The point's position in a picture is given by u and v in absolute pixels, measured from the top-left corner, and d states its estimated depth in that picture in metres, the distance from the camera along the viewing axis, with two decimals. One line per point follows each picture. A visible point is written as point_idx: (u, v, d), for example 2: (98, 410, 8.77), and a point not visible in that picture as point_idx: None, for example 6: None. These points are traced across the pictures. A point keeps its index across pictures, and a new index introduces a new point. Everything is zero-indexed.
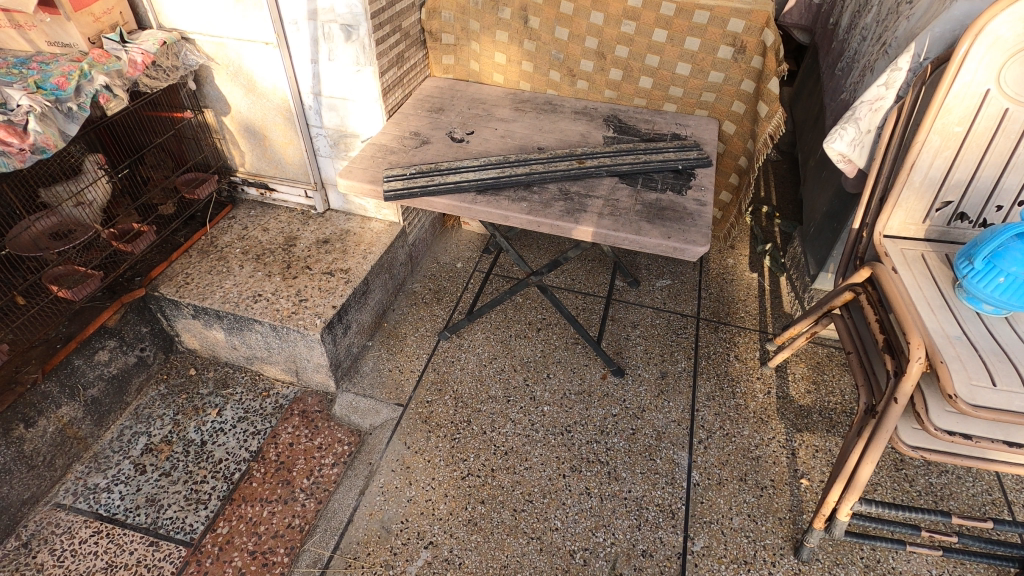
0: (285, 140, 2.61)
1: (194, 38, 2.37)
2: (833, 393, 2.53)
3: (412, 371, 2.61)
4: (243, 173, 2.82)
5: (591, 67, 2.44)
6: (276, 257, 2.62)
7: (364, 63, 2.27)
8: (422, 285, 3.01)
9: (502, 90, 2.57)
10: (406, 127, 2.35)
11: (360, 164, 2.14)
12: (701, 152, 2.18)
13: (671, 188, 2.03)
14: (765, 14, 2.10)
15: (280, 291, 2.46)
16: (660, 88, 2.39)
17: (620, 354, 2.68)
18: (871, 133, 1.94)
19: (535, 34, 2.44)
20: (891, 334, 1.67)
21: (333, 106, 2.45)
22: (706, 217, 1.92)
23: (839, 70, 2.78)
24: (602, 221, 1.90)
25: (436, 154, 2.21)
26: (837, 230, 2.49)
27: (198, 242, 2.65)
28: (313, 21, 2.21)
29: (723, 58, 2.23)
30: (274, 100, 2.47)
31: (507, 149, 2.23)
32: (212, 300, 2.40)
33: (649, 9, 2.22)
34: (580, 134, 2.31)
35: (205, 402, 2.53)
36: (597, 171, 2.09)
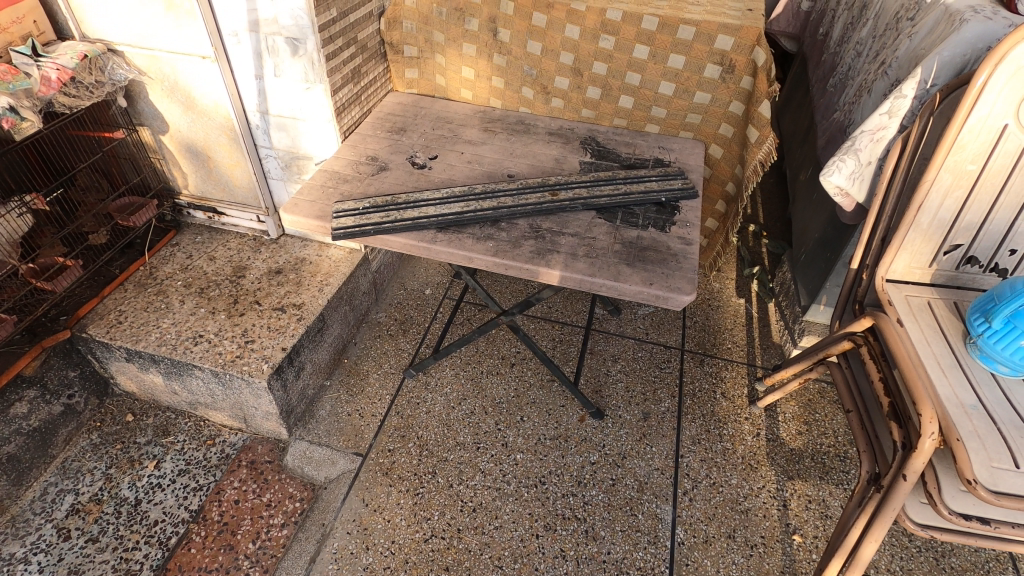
0: (230, 161, 2.37)
1: (122, 50, 2.10)
2: (826, 435, 2.37)
3: (374, 415, 2.38)
4: (187, 196, 2.59)
5: (566, 84, 2.22)
6: (221, 291, 2.38)
7: (314, 80, 2.03)
8: (387, 314, 2.79)
9: (470, 108, 2.35)
10: (362, 150, 2.13)
11: (308, 195, 1.91)
12: (686, 180, 1.99)
13: (653, 223, 1.84)
14: (756, 30, 1.90)
15: (224, 331, 2.22)
16: (641, 107, 2.19)
17: (599, 394, 2.49)
18: (872, 165, 1.76)
19: (506, 47, 2.21)
20: (898, 398, 1.50)
21: (283, 126, 2.22)
22: (693, 260, 1.72)
23: (833, 88, 2.59)
24: (577, 264, 1.70)
25: (394, 182, 1.98)
26: (831, 261, 2.32)
27: (136, 274, 2.41)
28: (255, 33, 1.96)
29: (710, 77, 2.03)
30: (216, 118, 2.22)
31: (473, 177, 2.02)
32: (147, 342, 2.16)
33: (630, 23, 2.00)
34: (555, 159, 2.11)
35: (141, 452, 2.29)
36: (572, 204, 1.88)
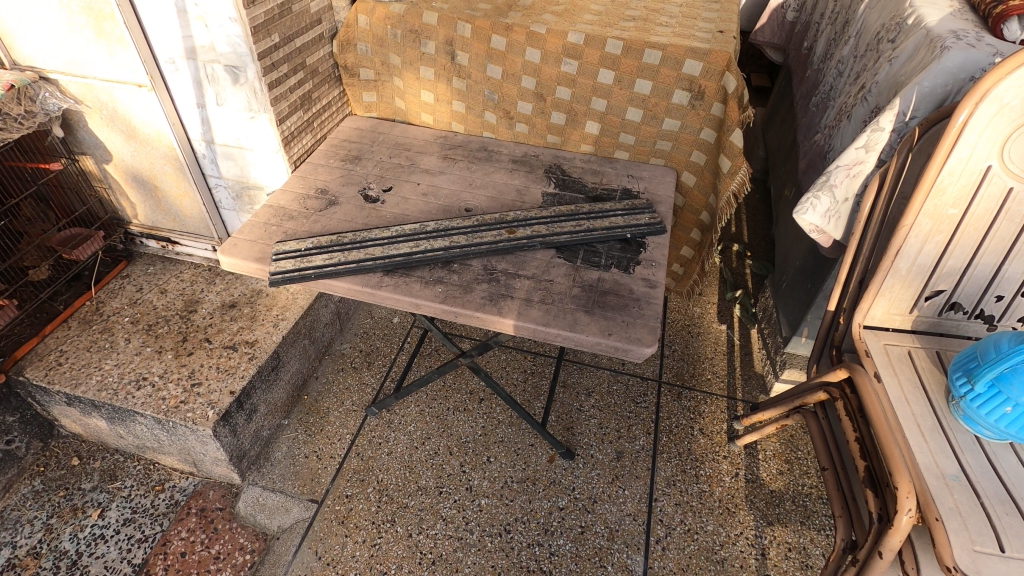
0: (178, 191, 2.25)
1: (56, 78, 1.98)
2: (808, 475, 2.25)
3: (332, 457, 2.26)
4: (138, 226, 2.48)
5: (529, 109, 2.10)
6: (170, 327, 2.26)
7: (258, 109, 1.91)
8: (352, 345, 2.68)
9: (430, 133, 2.23)
10: (312, 182, 2.00)
11: (248, 234, 1.79)
12: (653, 214, 1.87)
13: (616, 263, 1.72)
14: (726, 55, 1.78)
15: (169, 373, 2.10)
16: (609, 134, 2.07)
17: (570, 431, 2.37)
18: (848, 202, 1.64)
19: (464, 71, 2.08)
20: (874, 461, 1.38)
21: (230, 155, 2.10)
22: (656, 306, 1.60)
23: (814, 108, 2.47)
24: (531, 311, 1.58)
25: (343, 218, 1.86)
26: (811, 292, 2.21)
27: (81, 309, 2.28)
28: (192, 60, 1.84)
29: (679, 104, 1.91)
30: (159, 148, 2.10)
31: (428, 212, 1.90)
32: (87, 387, 2.04)
33: (593, 47, 1.88)
34: (516, 190, 1.99)
35: (85, 500, 2.16)
36: (530, 242, 1.75)
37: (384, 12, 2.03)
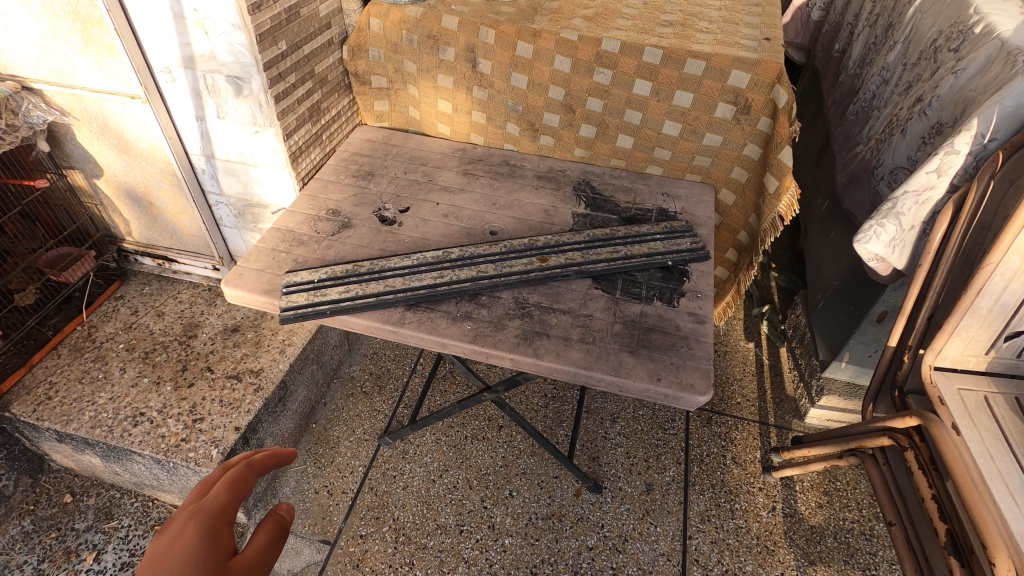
0: (176, 209, 2.09)
1: (40, 88, 1.81)
2: (849, 508, 2.13)
3: (344, 492, 2.12)
4: (131, 243, 2.31)
5: (556, 121, 1.94)
6: (168, 355, 2.10)
7: (263, 123, 1.75)
8: (362, 368, 2.54)
9: (447, 146, 2.08)
10: (323, 201, 1.84)
11: (255, 263, 1.63)
12: (695, 238, 1.73)
13: (658, 295, 1.58)
14: (776, 66, 1.62)
15: (168, 408, 1.94)
16: (642, 148, 1.92)
17: (596, 461, 2.24)
18: (914, 229, 1.50)
19: (486, 79, 1.92)
20: (957, 524, 1.26)
21: (232, 171, 1.93)
22: (706, 345, 1.46)
23: (854, 117, 2.33)
24: (570, 352, 1.43)
25: (358, 243, 1.71)
26: (854, 316, 2.08)
27: (72, 336, 2.12)
28: (190, 70, 1.67)
29: (722, 118, 1.76)
30: (155, 163, 1.94)
31: (449, 235, 1.75)
32: (79, 424, 1.88)
33: (629, 55, 1.72)
34: (544, 210, 1.84)
35: (80, 542, 2.00)
36: (564, 271, 1.61)
37: (399, 16, 1.87)
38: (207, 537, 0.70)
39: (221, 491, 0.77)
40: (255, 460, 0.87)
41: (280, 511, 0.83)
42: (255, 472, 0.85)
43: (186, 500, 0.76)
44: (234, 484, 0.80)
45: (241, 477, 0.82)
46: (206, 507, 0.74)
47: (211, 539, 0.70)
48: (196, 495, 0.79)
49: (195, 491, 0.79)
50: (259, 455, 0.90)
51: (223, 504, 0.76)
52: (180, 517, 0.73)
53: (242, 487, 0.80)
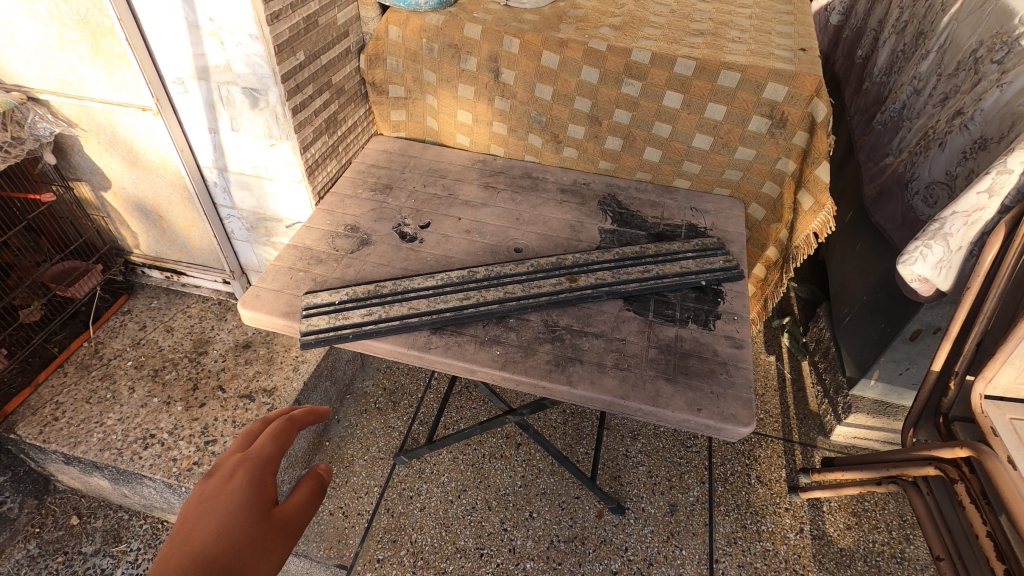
0: (186, 222, 2.02)
1: (46, 99, 1.74)
2: (878, 530, 2.07)
3: (360, 514, 2.06)
4: (139, 256, 2.25)
5: (581, 133, 1.88)
6: (178, 373, 2.04)
7: (280, 136, 1.69)
8: (375, 383, 2.48)
9: (467, 158, 2.01)
10: (340, 216, 1.78)
11: (272, 283, 1.57)
12: (728, 257, 1.67)
13: (693, 318, 1.52)
14: (815, 79, 1.56)
15: (179, 429, 1.88)
16: (670, 161, 1.86)
17: (618, 481, 2.18)
18: (961, 250, 1.44)
19: (509, 90, 1.86)
20: (1015, 563, 1.21)
21: (245, 184, 1.87)
22: (746, 372, 1.40)
23: (881, 126, 2.27)
24: (605, 379, 1.37)
25: (378, 261, 1.65)
26: (885, 333, 2.02)
27: (78, 352, 2.06)
28: (205, 81, 1.61)
29: (756, 131, 1.70)
30: (166, 175, 1.87)
31: (473, 252, 1.68)
32: (88, 447, 1.81)
33: (660, 66, 1.66)
34: (570, 226, 1.78)
35: (86, 567, 1.93)
36: (595, 292, 1.55)
37: (419, 24, 1.80)
38: (256, 481, 0.83)
39: (268, 443, 0.91)
40: (294, 416, 1.02)
41: (318, 470, 0.97)
42: (295, 426, 1.00)
43: (234, 448, 0.89)
44: (277, 437, 0.93)
45: (283, 432, 0.95)
46: (254, 457, 0.87)
47: (259, 483, 0.83)
48: (242, 444, 0.92)
49: (241, 442, 0.92)
50: (297, 411, 1.04)
51: (268, 455, 0.88)
52: (231, 462, 0.86)
53: (283, 439, 0.94)
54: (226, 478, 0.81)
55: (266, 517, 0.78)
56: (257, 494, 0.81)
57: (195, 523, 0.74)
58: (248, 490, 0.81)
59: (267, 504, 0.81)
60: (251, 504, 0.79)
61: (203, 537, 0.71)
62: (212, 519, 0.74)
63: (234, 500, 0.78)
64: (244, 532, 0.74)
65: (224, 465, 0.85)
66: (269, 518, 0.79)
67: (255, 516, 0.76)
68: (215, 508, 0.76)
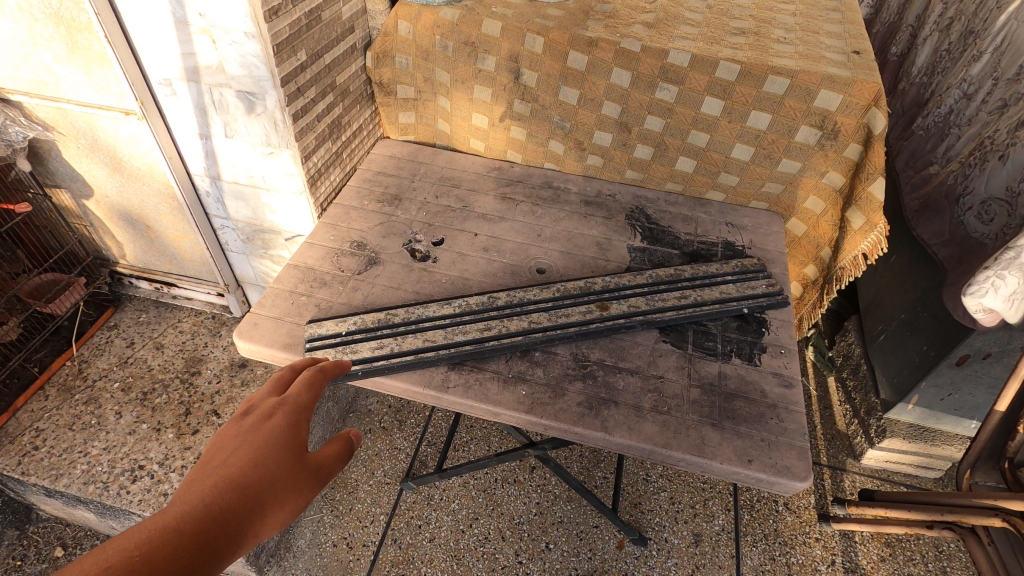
0: (176, 232, 1.87)
1: (18, 101, 1.57)
2: (914, 562, 1.95)
3: (365, 545, 1.93)
4: (126, 266, 2.10)
5: (608, 141, 1.73)
6: (169, 396, 1.89)
7: (278, 144, 1.53)
8: (380, 400, 2.35)
9: (481, 166, 1.86)
10: (345, 232, 1.63)
11: (271, 309, 1.42)
12: (771, 280, 1.52)
13: (736, 352, 1.38)
14: (874, 86, 1.41)
15: (170, 460, 1.73)
16: (705, 172, 1.71)
17: (638, 508, 2.06)
18: None
19: (530, 92, 1.70)
20: None
21: (241, 195, 1.71)
22: (798, 416, 1.26)
23: (923, 132, 2.12)
24: (643, 425, 1.23)
25: (388, 283, 1.50)
26: (928, 356, 1.89)
27: (60, 373, 1.91)
28: (195, 83, 1.44)
29: (803, 142, 1.55)
30: (153, 184, 1.71)
31: (492, 274, 1.54)
32: (70, 480, 1.66)
33: (699, 69, 1.51)
34: (596, 243, 1.63)
35: None
36: (629, 321, 1.40)
37: (433, 19, 1.64)
38: (290, 425, 0.79)
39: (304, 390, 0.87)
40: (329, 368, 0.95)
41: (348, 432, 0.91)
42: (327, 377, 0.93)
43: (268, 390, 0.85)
44: (310, 384, 0.88)
45: (316, 377, 0.90)
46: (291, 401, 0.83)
47: (294, 427, 0.79)
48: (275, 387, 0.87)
49: (275, 384, 0.87)
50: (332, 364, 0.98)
51: (304, 401, 0.84)
52: (264, 404, 0.82)
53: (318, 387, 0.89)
54: (259, 419, 0.77)
55: (296, 461, 0.74)
56: (291, 438, 0.77)
57: (226, 456, 0.71)
58: (283, 435, 0.76)
59: (299, 446, 0.77)
60: (282, 449, 0.75)
61: (234, 468, 0.68)
62: (242, 455, 0.71)
63: (266, 442, 0.74)
64: (275, 472, 0.71)
65: (257, 406, 0.81)
66: (301, 460, 0.75)
67: (286, 456, 0.73)
68: (245, 444, 0.73)
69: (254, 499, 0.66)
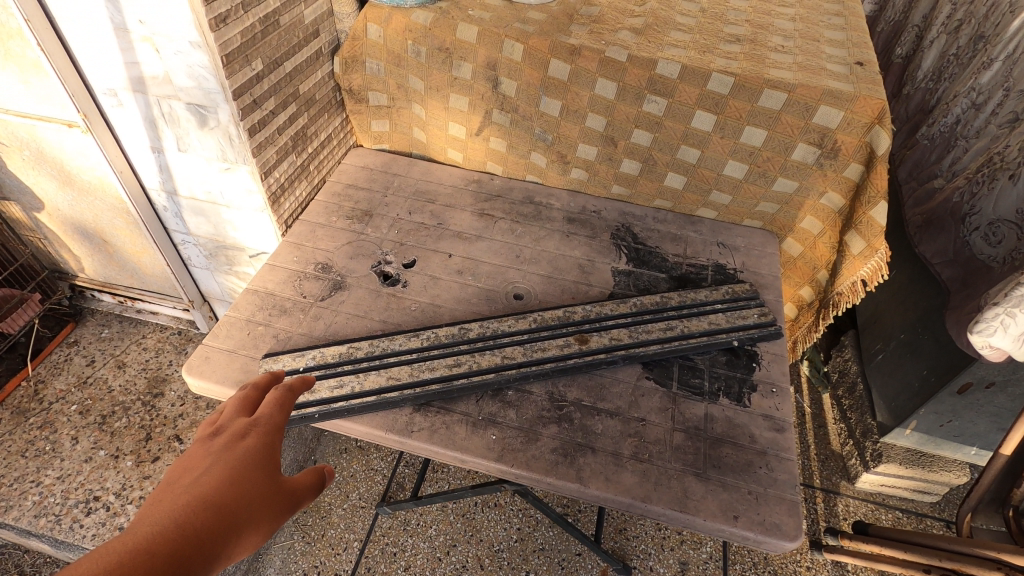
0: (135, 247, 1.76)
1: None
2: None
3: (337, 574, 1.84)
4: (86, 280, 1.99)
5: (593, 154, 1.62)
6: (130, 420, 1.79)
7: (235, 159, 1.41)
8: None
9: (459, 178, 1.75)
10: (310, 252, 1.52)
11: (225, 341, 1.32)
12: (763, 309, 1.42)
13: (725, 390, 1.28)
14: (878, 103, 1.30)
15: (128, 490, 1.64)
16: (696, 190, 1.60)
17: (623, 535, 1.97)
18: None
19: (509, 102, 1.58)
20: None
21: (200, 210, 1.60)
22: (790, 465, 1.17)
23: (927, 142, 2.02)
24: (622, 476, 1.14)
25: (353, 311, 1.40)
26: (928, 381, 1.80)
27: (14, 395, 1.81)
28: (142, 94, 1.33)
29: (800, 160, 1.44)
30: (106, 199, 1.60)
31: (466, 300, 1.44)
32: (20, 513, 1.57)
33: (690, 82, 1.39)
34: (578, 265, 1.53)
35: None
36: (610, 357, 1.31)
37: (404, 22, 1.52)
38: (266, 445, 0.71)
39: (276, 406, 0.78)
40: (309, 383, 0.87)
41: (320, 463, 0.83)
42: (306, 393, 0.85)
43: (238, 409, 0.75)
44: (284, 404, 0.79)
45: (292, 395, 0.80)
46: (263, 420, 0.74)
47: (268, 453, 0.70)
48: (244, 406, 0.77)
49: (243, 403, 0.78)
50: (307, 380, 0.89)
51: (279, 420, 0.76)
52: (234, 425, 0.72)
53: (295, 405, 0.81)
54: (230, 440, 0.68)
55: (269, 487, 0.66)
56: (267, 461, 0.69)
57: (191, 480, 0.62)
58: (257, 456, 0.69)
59: (273, 471, 0.69)
60: (257, 471, 0.67)
61: (201, 495, 0.60)
62: (211, 479, 0.62)
63: (240, 461, 0.66)
64: (244, 503, 0.63)
65: (227, 427, 0.72)
66: (273, 494, 0.66)
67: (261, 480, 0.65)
68: (213, 468, 0.64)
69: (222, 530, 0.58)
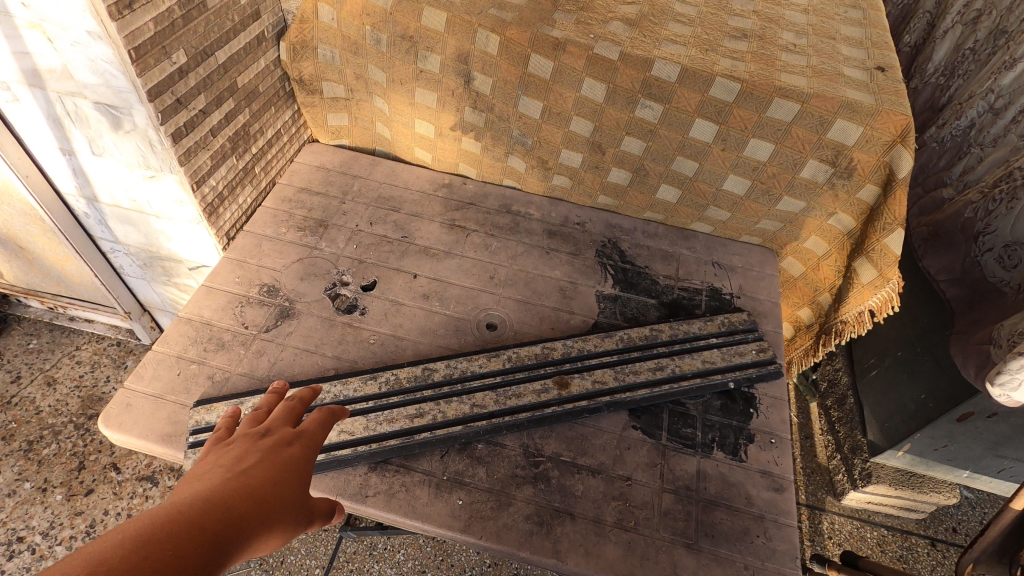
0: (57, 256, 1.55)
1: None
2: None
3: None
4: (8, 284, 1.78)
5: (578, 161, 1.44)
6: (59, 446, 1.61)
7: (160, 167, 1.21)
8: None
9: (428, 181, 1.55)
10: (254, 270, 1.33)
11: (151, 383, 1.14)
12: (762, 344, 1.28)
13: (719, 441, 1.15)
14: (902, 119, 1.15)
15: (57, 528, 1.47)
16: (691, 204, 1.44)
17: None
18: None
19: (483, 101, 1.38)
20: None
21: (126, 219, 1.39)
22: (789, 533, 1.05)
23: (935, 145, 1.87)
24: (604, 548, 1.01)
25: (302, 344, 1.22)
26: (925, 404, 1.71)
27: None
28: (39, 90, 1.10)
29: (809, 178, 1.28)
30: (14, 204, 1.38)
31: (432, 331, 1.27)
32: None
33: (690, 86, 1.22)
34: (559, 288, 1.37)
35: None
36: (593, 403, 1.16)
37: (361, 4, 1.30)
38: (304, 457, 0.72)
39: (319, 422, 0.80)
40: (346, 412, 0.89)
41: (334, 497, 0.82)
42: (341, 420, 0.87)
43: (285, 418, 0.78)
44: (326, 424, 0.81)
45: (333, 416, 0.82)
46: (305, 433, 0.76)
47: (306, 465, 0.71)
48: (289, 415, 0.79)
49: (289, 412, 0.80)
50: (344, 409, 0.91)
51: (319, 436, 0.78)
52: (281, 431, 0.74)
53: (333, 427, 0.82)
54: (277, 443, 0.70)
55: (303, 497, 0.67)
56: (303, 472, 0.70)
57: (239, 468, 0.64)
58: (295, 464, 0.70)
59: (306, 484, 0.69)
60: (294, 478, 0.68)
61: (247, 484, 0.61)
62: (259, 473, 0.64)
63: (281, 464, 0.68)
64: (280, 505, 0.63)
65: (274, 430, 0.74)
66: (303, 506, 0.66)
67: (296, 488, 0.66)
68: (257, 464, 0.66)
69: (260, 522, 0.59)
